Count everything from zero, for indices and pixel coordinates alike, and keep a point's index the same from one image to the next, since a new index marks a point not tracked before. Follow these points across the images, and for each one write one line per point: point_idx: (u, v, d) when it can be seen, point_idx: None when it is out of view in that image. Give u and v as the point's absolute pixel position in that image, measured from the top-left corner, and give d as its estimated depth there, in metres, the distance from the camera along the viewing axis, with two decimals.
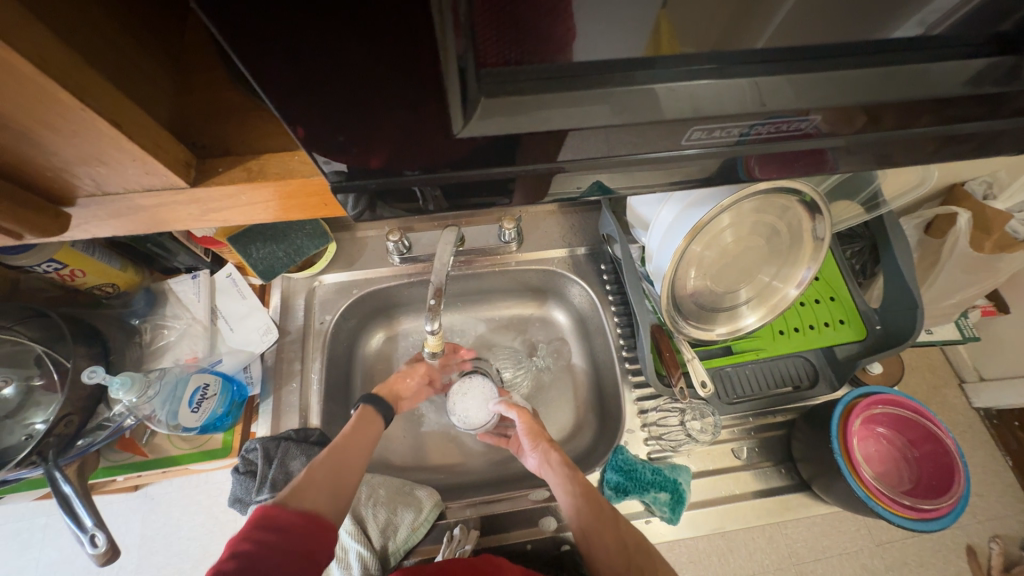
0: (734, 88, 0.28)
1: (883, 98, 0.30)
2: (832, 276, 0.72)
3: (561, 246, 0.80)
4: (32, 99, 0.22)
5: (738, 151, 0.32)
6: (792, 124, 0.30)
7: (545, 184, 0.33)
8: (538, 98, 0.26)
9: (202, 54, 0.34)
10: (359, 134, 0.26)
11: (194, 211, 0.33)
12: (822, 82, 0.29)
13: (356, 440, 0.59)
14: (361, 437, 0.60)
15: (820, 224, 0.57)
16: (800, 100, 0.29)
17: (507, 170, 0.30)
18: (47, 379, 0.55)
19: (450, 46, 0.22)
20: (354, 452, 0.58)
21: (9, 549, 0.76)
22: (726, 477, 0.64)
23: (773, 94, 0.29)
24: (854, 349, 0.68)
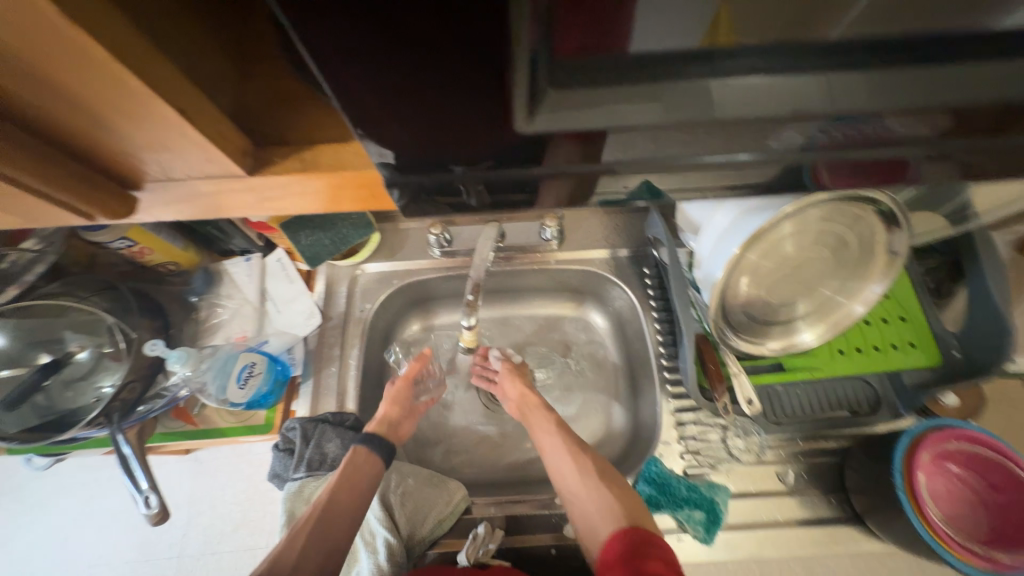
0: (834, 86, 0.25)
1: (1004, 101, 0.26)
2: (905, 293, 0.66)
3: (604, 247, 0.77)
4: (107, 84, 0.23)
5: (823, 152, 0.29)
6: (874, 129, 0.27)
7: (589, 183, 0.31)
8: (601, 89, 0.24)
9: (266, 47, 0.35)
10: (416, 125, 0.25)
11: (249, 199, 0.34)
12: (939, 80, 0.25)
13: (348, 491, 0.57)
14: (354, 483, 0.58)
15: (897, 236, 0.51)
16: (904, 98, 0.25)
17: (552, 168, 0.29)
18: (115, 348, 0.60)
19: (522, 35, 0.21)
20: (343, 505, 0.56)
21: (79, 495, 0.90)
22: (768, 501, 0.60)
23: (872, 92, 0.25)
24: (925, 376, 0.61)
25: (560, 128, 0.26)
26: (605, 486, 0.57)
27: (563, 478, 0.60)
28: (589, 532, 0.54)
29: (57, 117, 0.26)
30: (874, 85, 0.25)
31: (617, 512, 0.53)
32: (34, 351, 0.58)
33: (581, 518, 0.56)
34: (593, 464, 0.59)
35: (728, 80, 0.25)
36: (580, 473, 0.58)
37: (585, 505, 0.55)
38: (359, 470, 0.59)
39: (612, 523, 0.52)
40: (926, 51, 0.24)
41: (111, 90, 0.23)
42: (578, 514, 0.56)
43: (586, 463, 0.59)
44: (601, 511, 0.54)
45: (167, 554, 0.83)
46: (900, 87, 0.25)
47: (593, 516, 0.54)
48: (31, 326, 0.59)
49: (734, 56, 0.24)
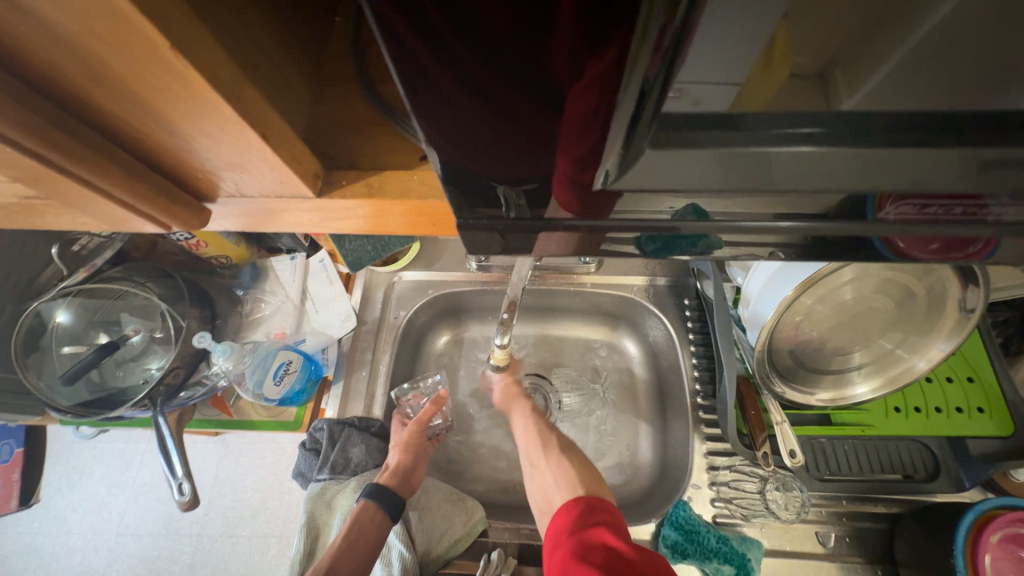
0: (944, 158, 0.23)
1: None
2: (975, 352, 0.60)
3: (643, 274, 0.75)
4: (200, 111, 0.24)
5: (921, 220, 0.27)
6: (974, 212, 0.25)
7: (596, 239, 0.29)
8: (692, 137, 0.22)
9: (339, 68, 0.36)
10: (496, 164, 0.24)
11: (313, 217, 0.35)
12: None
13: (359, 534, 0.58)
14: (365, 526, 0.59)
15: (972, 294, 0.46)
16: (1021, 171, 0.23)
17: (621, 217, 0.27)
18: (164, 333, 0.64)
19: (641, 61, 0.19)
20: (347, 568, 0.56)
21: (115, 465, 0.97)
22: (806, 564, 0.56)
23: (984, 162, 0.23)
24: (993, 446, 0.56)
25: (635, 186, 0.25)
26: (563, 460, 0.62)
27: (525, 450, 0.65)
28: (545, 500, 0.59)
29: (149, 136, 0.27)
30: (990, 159, 0.23)
31: (573, 483, 0.58)
32: (95, 331, 0.64)
33: (539, 488, 0.61)
34: (553, 439, 0.65)
35: (824, 146, 0.23)
36: (541, 448, 0.64)
37: (544, 476, 0.61)
38: (369, 529, 0.59)
39: (566, 490, 0.57)
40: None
41: (203, 116, 0.24)
42: (536, 483, 0.61)
43: (546, 439, 0.65)
44: (557, 481, 0.59)
45: (190, 530, 0.90)
46: (1020, 161, 0.23)
47: (550, 485, 0.60)
48: (93, 307, 0.64)
49: (835, 119, 0.22)
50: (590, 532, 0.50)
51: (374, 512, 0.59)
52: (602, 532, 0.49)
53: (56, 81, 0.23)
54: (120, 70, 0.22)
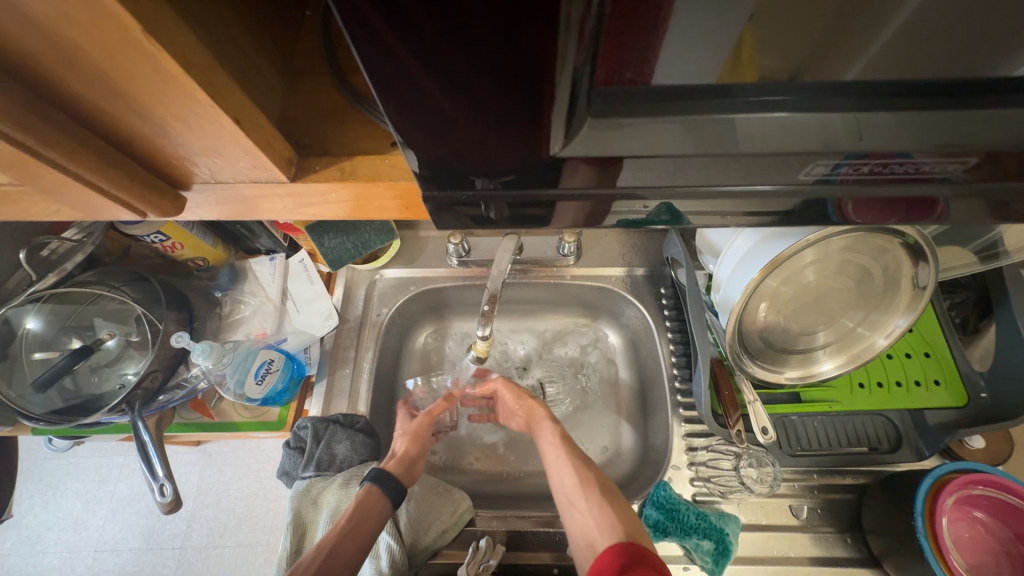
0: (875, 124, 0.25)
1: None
2: (929, 329, 0.64)
3: (620, 265, 0.77)
4: (175, 97, 0.25)
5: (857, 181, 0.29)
6: (906, 167, 0.27)
7: (603, 210, 0.32)
8: (633, 120, 0.25)
9: (311, 61, 0.37)
10: (456, 144, 0.26)
11: (288, 203, 0.35)
12: (972, 123, 0.25)
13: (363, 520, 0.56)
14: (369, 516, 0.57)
15: (924, 270, 0.50)
16: (936, 141, 0.26)
17: (585, 190, 0.29)
18: (141, 338, 0.63)
19: (568, 54, 0.21)
20: (342, 559, 0.53)
21: (92, 479, 0.94)
22: (781, 535, 0.58)
23: (907, 130, 0.25)
24: (949, 417, 0.59)
25: (594, 154, 0.26)
26: (608, 503, 0.55)
27: (559, 486, 0.59)
28: (587, 544, 0.53)
29: (119, 120, 0.27)
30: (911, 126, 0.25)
31: (616, 527, 0.52)
32: (67, 336, 0.62)
33: (578, 529, 0.55)
34: (596, 477, 0.58)
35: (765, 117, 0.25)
36: (581, 486, 0.57)
37: (586, 518, 0.55)
38: (365, 517, 0.56)
39: (609, 533, 0.52)
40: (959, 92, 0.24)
41: (175, 100, 0.25)
42: (576, 526, 0.55)
43: (589, 477, 0.58)
44: (600, 524, 0.53)
45: (171, 543, 0.88)
46: (936, 126, 0.25)
47: (592, 529, 0.54)
48: (65, 312, 0.63)
49: (773, 93, 0.24)
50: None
51: (372, 496, 0.58)
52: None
53: (25, 65, 0.24)
54: (91, 53, 0.22)
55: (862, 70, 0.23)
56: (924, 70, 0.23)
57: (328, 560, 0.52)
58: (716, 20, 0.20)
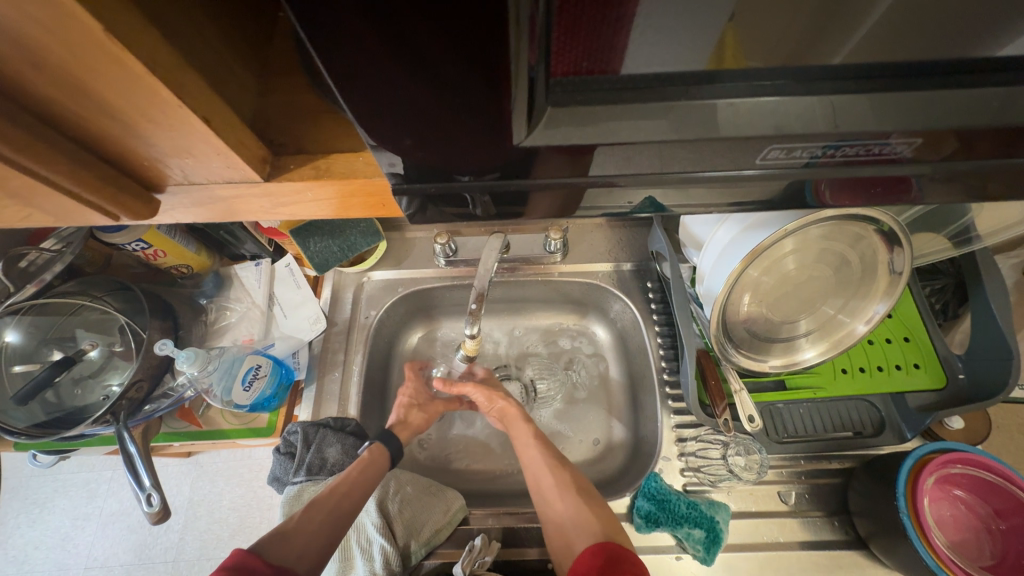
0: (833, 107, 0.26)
1: (982, 126, 0.27)
2: (909, 314, 0.66)
3: (607, 260, 0.78)
4: (141, 97, 0.24)
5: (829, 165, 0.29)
6: (871, 148, 0.28)
7: (579, 198, 0.32)
8: (602, 108, 0.25)
9: (285, 61, 0.37)
10: (425, 136, 0.26)
11: (266, 204, 0.35)
12: (928, 105, 0.26)
13: (361, 477, 0.59)
14: (367, 475, 0.60)
15: (899, 256, 0.52)
16: (894, 125, 0.26)
17: (559, 179, 0.29)
18: (126, 348, 0.62)
19: (522, 54, 0.21)
20: (351, 503, 0.57)
21: (80, 495, 0.93)
22: (770, 521, 0.59)
23: (867, 114, 0.26)
24: (929, 398, 0.61)
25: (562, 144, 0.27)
26: (585, 503, 0.56)
27: (537, 487, 0.60)
28: (564, 545, 0.54)
29: (87, 122, 0.27)
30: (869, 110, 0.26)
31: (594, 528, 0.54)
32: (48, 348, 0.61)
33: (557, 530, 0.56)
34: (573, 479, 0.59)
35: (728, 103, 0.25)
36: (558, 487, 0.58)
37: (565, 519, 0.55)
38: (371, 471, 0.60)
39: (586, 531, 0.53)
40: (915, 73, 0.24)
41: (141, 100, 0.25)
42: (554, 528, 0.56)
43: (566, 479, 0.59)
44: (577, 523, 0.55)
45: (164, 557, 0.87)
46: (895, 111, 0.26)
47: (570, 528, 0.55)
48: (45, 324, 0.61)
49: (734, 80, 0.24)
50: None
51: (379, 453, 0.62)
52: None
53: None
54: (53, 51, 0.22)
55: (818, 54, 0.23)
56: (880, 54, 0.24)
57: (339, 502, 0.56)
58: (674, 8, 0.20)
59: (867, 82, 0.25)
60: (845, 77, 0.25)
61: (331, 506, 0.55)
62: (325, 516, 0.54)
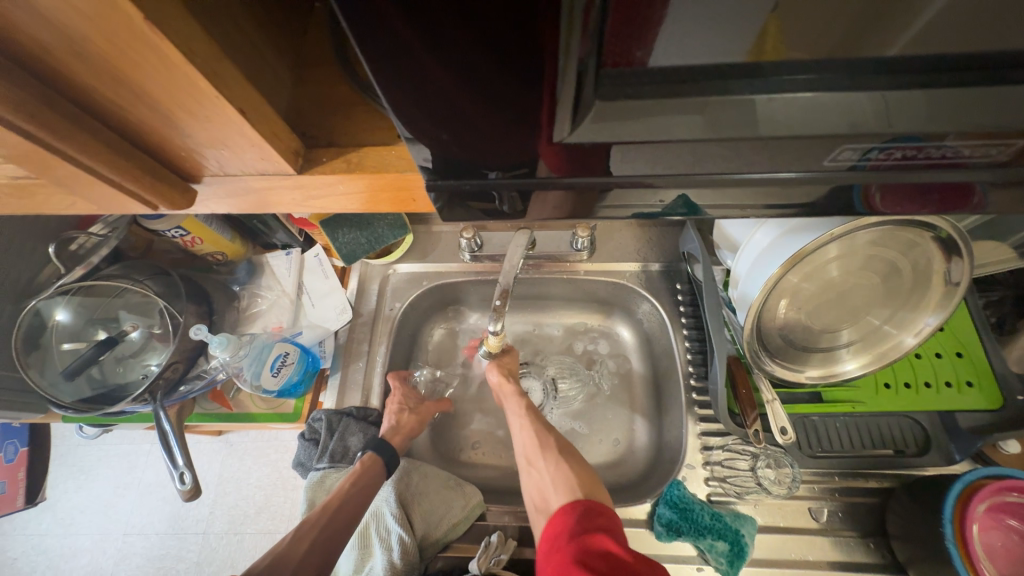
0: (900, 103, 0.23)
1: None
2: (963, 328, 0.61)
3: (635, 260, 0.76)
4: (181, 87, 0.25)
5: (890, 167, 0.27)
6: (923, 151, 0.26)
7: (602, 198, 0.30)
8: (646, 102, 0.24)
9: (319, 53, 0.37)
10: (458, 131, 0.25)
11: (297, 196, 0.35)
12: (1012, 101, 0.23)
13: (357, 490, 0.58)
14: (361, 486, 0.59)
15: (957, 265, 0.48)
16: (967, 125, 0.24)
17: (595, 180, 0.28)
18: (163, 330, 0.65)
19: (572, 46, 0.20)
20: (346, 515, 0.57)
21: (121, 466, 0.98)
22: (799, 539, 0.57)
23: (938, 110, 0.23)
24: (983, 420, 0.56)
25: (602, 139, 0.26)
26: (564, 463, 0.59)
27: (524, 452, 0.62)
28: (541, 501, 0.57)
29: (128, 112, 0.28)
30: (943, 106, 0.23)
31: (572, 485, 0.56)
32: (93, 328, 0.65)
33: (536, 490, 0.58)
34: (554, 441, 0.62)
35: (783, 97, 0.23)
36: (541, 450, 0.61)
37: (544, 478, 0.58)
38: (366, 481, 0.60)
39: (563, 491, 0.55)
40: (1001, 68, 0.22)
41: (181, 91, 0.25)
42: (534, 487, 0.58)
43: (549, 442, 0.61)
44: (555, 483, 0.57)
45: (195, 529, 0.91)
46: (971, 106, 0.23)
47: (548, 487, 0.57)
48: (92, 305, 0.65)
49: (789, 72, 0.22)
50: (588, 540, 0.49)
51: (373, 462, 0.61)
52: (599, 541, 0.48)
53: (36, 57, 0.24)
54: (97, 43, 0.22)
55: (888, 46, 0.21)
56: (963, 44, 0.21)
57: (332, 518, 0.56)
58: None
59: (947, 75, 0.22)
60: (921, 68, 0.22)
61: (322, 523, 0.56)
62: (317, 531, 0.55)
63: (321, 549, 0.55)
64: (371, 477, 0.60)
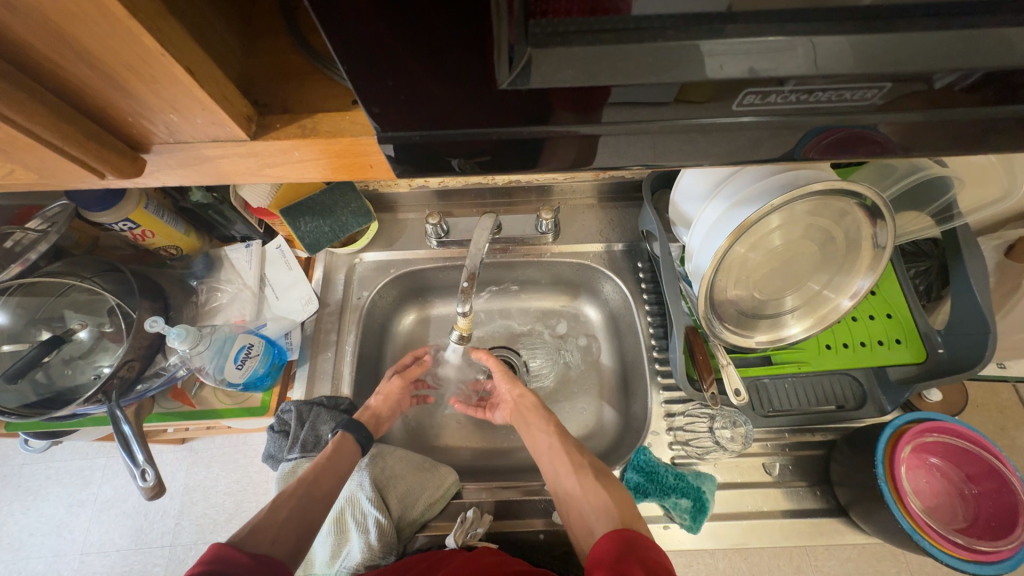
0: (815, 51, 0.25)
1: (960, 75, 0.26)
2: (891, 290, 0.67)
3: (599, 240, 0.78)
4: (120, 41, 0.24)
5: (813, 120, 0.29)
6: (857, 93, 0.27)
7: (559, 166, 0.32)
8: (578, 51, 0.25)
9: (270, 24, 0.37)
10: (406, 85, 0.25)
11: (252, 164, 0.35)
12: (911, 45, 0.25)
13: (330, 472, 0.59)
14: (334, 469, 0.59)
15: (882, 230, 0.53)
16: (873, 78, 0.26)
17: (538, 129, 0.29)
18: (115, 329, 0.62)
19: (502, 21, 0.22)
20: (324, 488, 0.57)
21: (73, 483, 0.93)
22: (755, 492, 0.61)
23: (854, 57, 0.25)
24: (909, 372, 0.63)
25: (542, 90, 0.26)
26: (603, 488, 0.57)
27: (553, 480, 0.60)
28: (583, 528, 0.55)
29: (67, 72, 0.27)
30: (856, 53, 0.25)
31: (611, 512, 0.54)
32: (36, 329, 0.61)
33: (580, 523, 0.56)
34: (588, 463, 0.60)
35: (710, 42, 0.25)
36: (576, 472, 0.59)
37: (582, 503, 0.56)
38: (340, 457, 0.60)
39: (604, 520, 0.54)
40: (889, 16, 0.25)
41: (122, 47, 0.24)
42: (572, 513, 0.57)
43: (582, 465, 0.60)
44: (595, 511, 0.55)
45: (161, 542, 0.87)
46: (877, 54, 0.25)
47: (587, 509, 0.56)
48: (33, 305, 0.61)
49: (715, 20, 0.24)
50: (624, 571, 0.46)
51: (345, 441, 0.61)
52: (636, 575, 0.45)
53: None
54: None
55: None
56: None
57: (310, 488, 0.57)
58: None
59: (853, 23, 0.25)
60: (829, 15, 0.24)
61: (300, 494, 0.56)
62: (296, 501, 0.55)
63: (287, 542, 0.52)
64: (348, 460, 0.61)
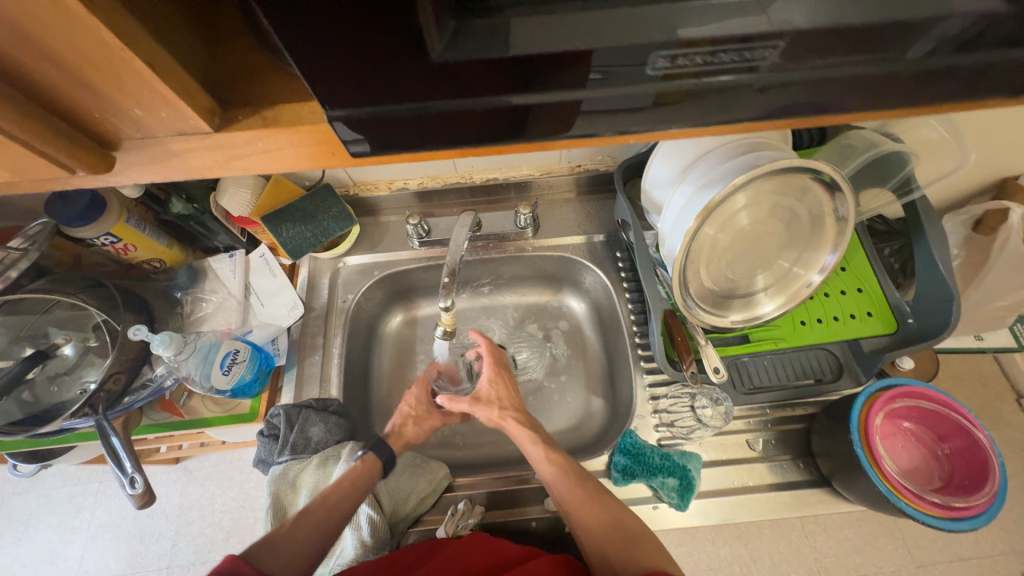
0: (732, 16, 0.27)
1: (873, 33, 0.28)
2: (860, 266, 0.70)
3: (578, 233, 0.80)
4: (75, 32, 0.25)
5: (745, 85, 0.31)
6: (757, 51, 0.29)
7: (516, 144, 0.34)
8: (498, 22, 0.27)
9: (234, 26, 0.38)
10: (343, 58, 0.26)
11: (219, 158, 0.36)
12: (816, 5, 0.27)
13: (352, 492, 0.58)
14: (356, 489, 0.58)
15: (842, 204, 0.55)
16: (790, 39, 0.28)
17: (484, 100, 0.30)
18: (100, 343, 0.63)
19: None
20: (342, 511, 0.56)
21: (65, 511, 0.92)
22: (741, 468, 0.62)
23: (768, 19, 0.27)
24: (881, 342, 0.65)
25: (475, 58, 0.28)
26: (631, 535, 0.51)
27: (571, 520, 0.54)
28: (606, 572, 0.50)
29: (32, 70, 0.28)
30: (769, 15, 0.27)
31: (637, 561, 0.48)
32: (20, 346, 0.61)
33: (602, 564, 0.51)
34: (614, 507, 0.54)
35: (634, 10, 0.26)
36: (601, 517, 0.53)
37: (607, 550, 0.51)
38: (363, 480, 0.59)
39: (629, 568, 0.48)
40: None
41: (79, 38, 0.26)
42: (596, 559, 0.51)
43: (606, 507, 0.54)
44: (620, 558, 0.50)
45: (157, 564, 0.86)
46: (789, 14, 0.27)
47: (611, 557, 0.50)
48: (18, 323, 0.62)
49: None
50: None
51: (372, 462, 0.60)
52: None
53: None
54: None
55: None
56: None
57: (328, 509, 0.56)
58: None
59: None
60: None
61: (319, 513, 0.55)
62: (314, 523, 0.54)
63: (302, 559, 0.52)
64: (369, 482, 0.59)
